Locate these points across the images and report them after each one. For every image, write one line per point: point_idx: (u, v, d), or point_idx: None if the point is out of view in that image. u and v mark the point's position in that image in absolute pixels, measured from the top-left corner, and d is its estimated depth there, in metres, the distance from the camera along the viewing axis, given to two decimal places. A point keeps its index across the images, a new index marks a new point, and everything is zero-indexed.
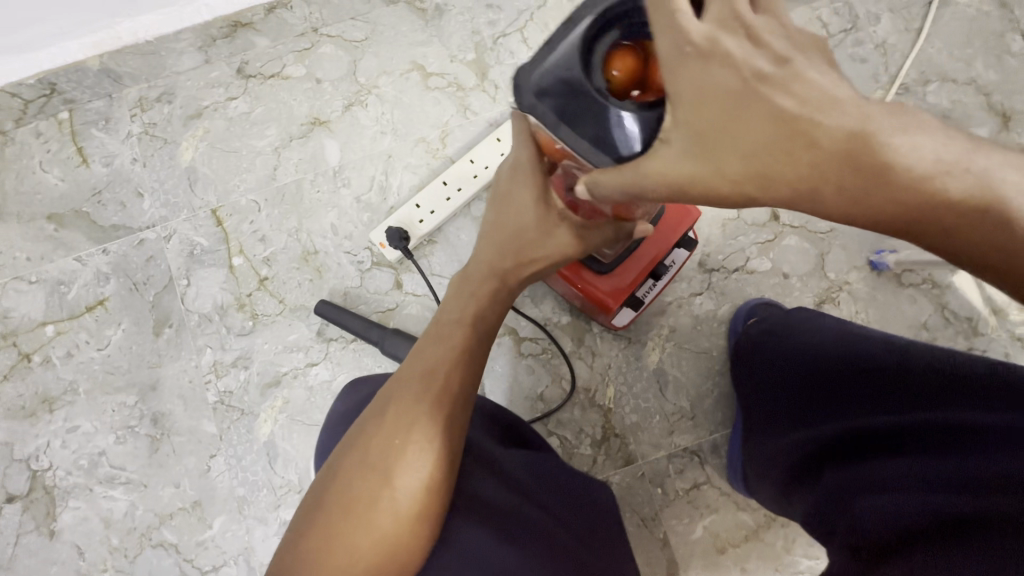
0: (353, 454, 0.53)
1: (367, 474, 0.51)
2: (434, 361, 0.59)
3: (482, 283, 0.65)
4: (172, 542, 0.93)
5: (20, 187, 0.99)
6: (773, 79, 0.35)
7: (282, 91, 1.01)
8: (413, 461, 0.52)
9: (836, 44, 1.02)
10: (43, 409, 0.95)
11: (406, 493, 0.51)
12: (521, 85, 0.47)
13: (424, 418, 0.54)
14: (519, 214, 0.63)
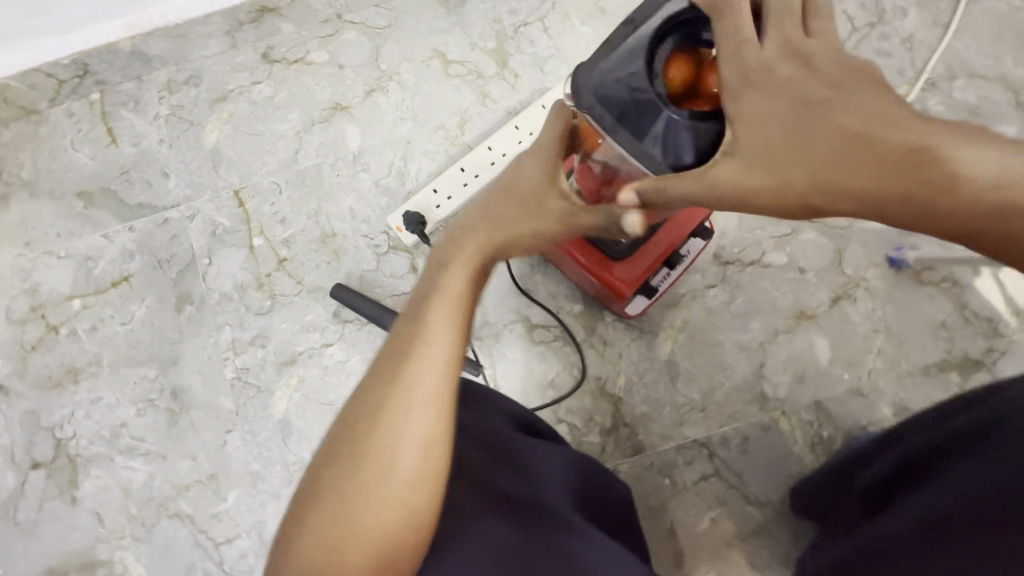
0: (327, 453, 0.42)
1: (351, 470, 0.41)
2: (411, 326, 0.45)
3: (468, 246, 0.51)
4: (187, 513, 0.95)
5: (52, 165, 1.03)
6: (829, 102, 0.38)
7: (306, 76, 1.03)
8: (400, 443, 0.41)
9: (861, 37, 1.01)
10: (69, 379, 0.99)
11: (400, 480, 0.41)
12: (580, 85, 0.49)
13: (409, 389, 0.42)
14: (524, 177, 0.53)
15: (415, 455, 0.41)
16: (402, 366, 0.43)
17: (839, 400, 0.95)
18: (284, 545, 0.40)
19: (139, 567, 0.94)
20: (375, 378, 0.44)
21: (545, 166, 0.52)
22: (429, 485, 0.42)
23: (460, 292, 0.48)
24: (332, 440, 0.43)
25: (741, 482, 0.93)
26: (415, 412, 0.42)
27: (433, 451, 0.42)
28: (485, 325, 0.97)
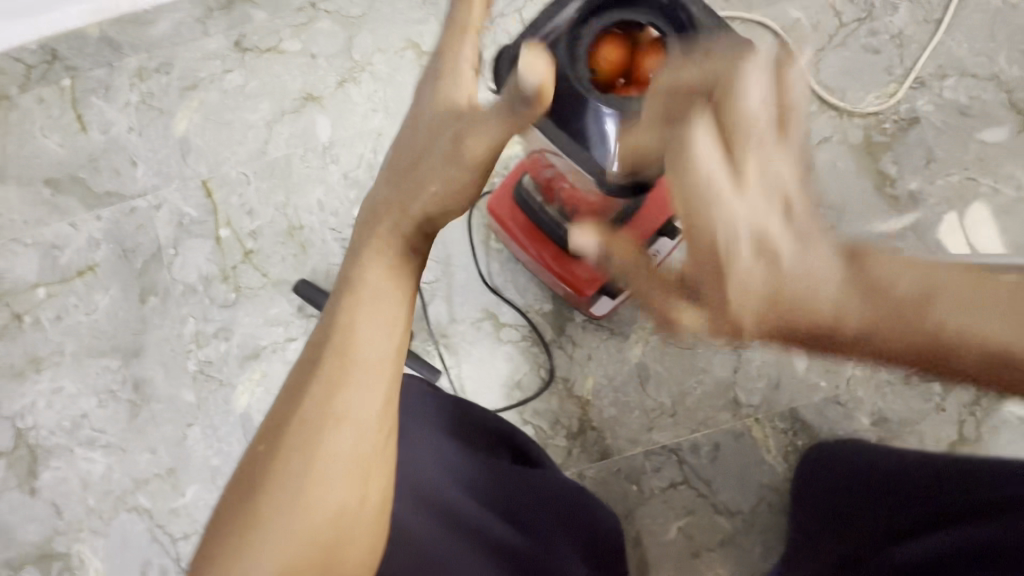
0: (251, 478, 0.42)
1: (278, 494, 0.41)
2: (337, 337, 0.45)
3: (387, 222, 0.50)
4: (145, 507, 0.94)
5: (22, 151, 1.01)
6: (794, 219, 0.32)
7: (277, 66, 1.01)
8: (333, 461, 0.42)
9: (849, 33, 0.97)
10: (31, 369, 0.97)
11: (331, 500, 0.41)
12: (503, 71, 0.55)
13: (339, 406, 0.43)
14: (429, 123, 0.51)
15: (349, 474, 0.42)
16: (333, 382, 0.43)
17: (815, 408, 0.92)
18: (202, 571, 0.41)
19: (96, 560, 0.93)
20: (299, 396, 0.44)
21: (449, 99, 0.50)
22: (363, 499, 0.42)
23: (382, 287, 0.48)
24: (253, 463, 0.42)
25: (711, 490, 0.90)
26: (348, 429, 0.42)
27: (364, 462, 0.43)
28: (451, 322, 0.94)
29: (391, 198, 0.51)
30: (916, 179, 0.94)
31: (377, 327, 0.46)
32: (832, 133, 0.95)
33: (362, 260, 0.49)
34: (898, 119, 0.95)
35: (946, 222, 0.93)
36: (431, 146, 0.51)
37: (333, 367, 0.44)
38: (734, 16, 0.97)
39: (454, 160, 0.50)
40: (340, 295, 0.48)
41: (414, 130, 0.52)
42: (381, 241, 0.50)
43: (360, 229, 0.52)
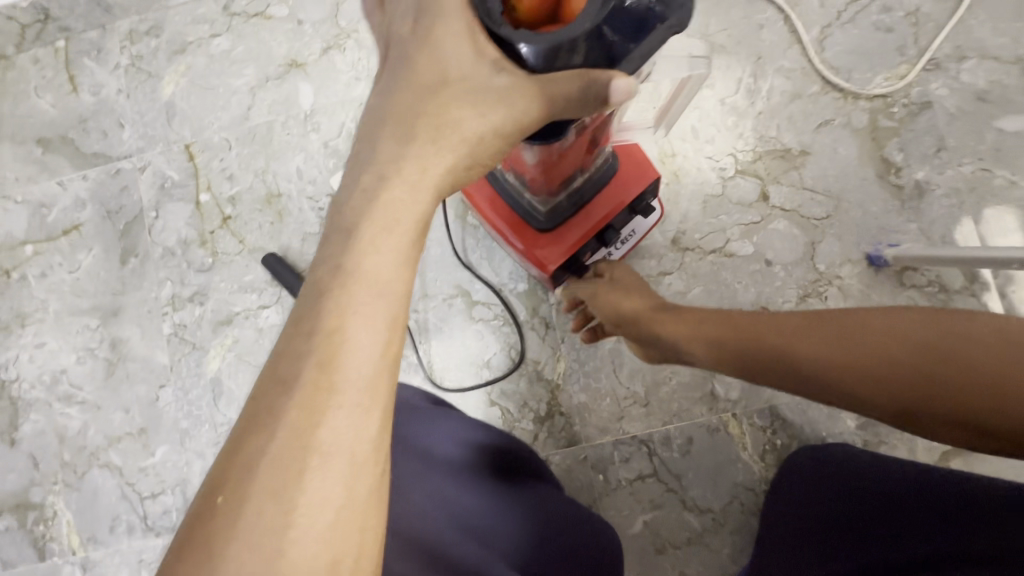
0: (199, 544, 0.31)
1: (243, 563, 0.30)
2: (319, 348, 0.34)
3: (412, 192, 0.39)
4: (117, 465, 0.95)
5: (16, 110, 1.03)
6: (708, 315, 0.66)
7: (264, 31, 1.00)
8: (316, 517, 0.31)
9: (860, 9, 0.90)
10: (16, 324, 1.00)
11: (315, 565, 0.31)
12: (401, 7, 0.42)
13: (325, 444, 0.32)
14: (440, 65, 0.40)
15: (339, 533, 0.32)
16: (310, 411, 0.33)
17: (797, 406, 0.87)
18: None
19: (67, 513, 0.95)
20: (266, 429, 0.32)
21: (461, 32, 0.39)
22: (358, 565, 0.32)
23: (396, 283, 0.37)
24: (204, 522, 0.31)
25: (681, 486, 0.86)
26: (332, 469, 0.32)
27: (357, 516, 0.33)
28: (423, 298, 0.93)
29: (408, 153, 0.39)
30: (924, 168, 0.87)
31: (373, 333, 0.35)
32: (834, 117, 0.89)
33: (358, 244, 0.37)
34: (907, 104, 0.88)
35: (955, 216, 0.86)
36: (456, 95, 0.40)
37: (312, 389, 0.33)
38: None
39: (499, 111, 0.39)
40: (324, 292, 0.36)
41: (416, 74, 0.41)
42: (388, 217, 0.38)
43: (354, 202, 0.38)
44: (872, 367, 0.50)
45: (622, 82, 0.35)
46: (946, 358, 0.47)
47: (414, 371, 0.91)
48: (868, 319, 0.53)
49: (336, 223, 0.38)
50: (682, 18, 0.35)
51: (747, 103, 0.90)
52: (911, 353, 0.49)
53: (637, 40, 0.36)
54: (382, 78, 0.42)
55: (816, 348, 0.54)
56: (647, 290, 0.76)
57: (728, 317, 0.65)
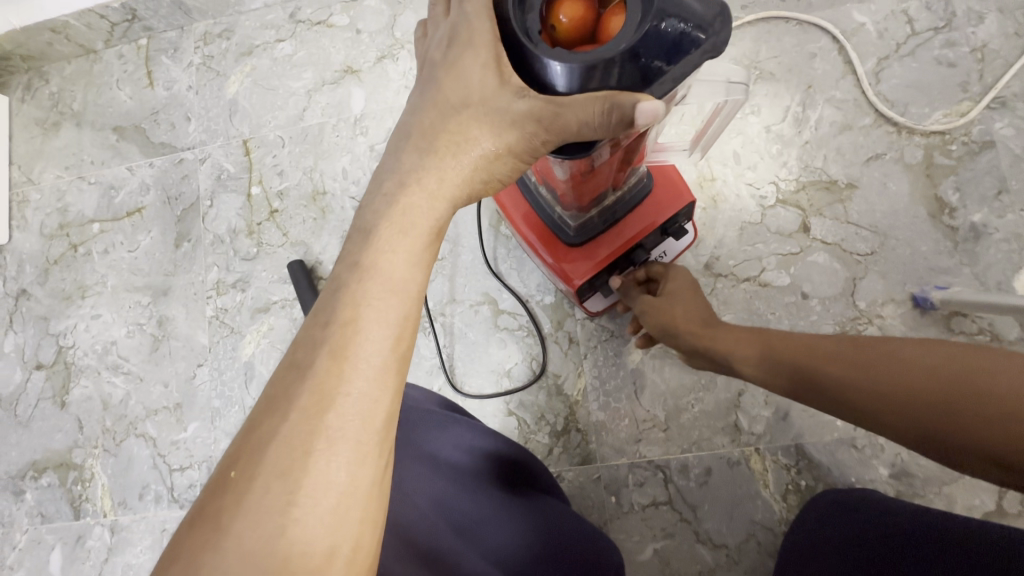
0: (210, 518, 0.33)
1: (245, 540, 0.32)
2: (334, 336, 0.36)
3: (429, 201, 0.41)
4: (152, 435, 1.01)
5: (98, 100, 1.13)
6: (752, 332, 0.66)
7: (325, 38, 1.06)
8: (318, 500, 0.33)
9: (922, 42, 0.88)
10: (77, 295, 1.08)
11: (315, 546, 0.32)
12: (436, 24, 0.44)
13: (331, 429, 0.34)
14: (464, 89, 0.41)
15: (341, 518, 0.33)
16: (322, 395, 0.34)
17: (825, 448, 0.83)
18: None
19: (103, 477, 1.01)
20: (280, 411, 0.34)
21: (487, 60, 0.40)
22: (355, 552, 0.33)
23: (412, 281, 0.39)
24: (216, 496, 0.33)
25: (695, 517, 0.84)
26: (337, 453, 0.34)
27: (357, 504, 0.34)
28: (450, 303, 0.94)
29: (429, 165, 0.42)
30: (982, 211, 0.83)
31: (386, 326, 0.37)
32: (886, 151, 0.86)
33: (377, 245, 0.39)
34: (967, 142, 0.85)
35: (1014, 262, 0.81)
36: (476, 117, 0.41)
37: (324, 376, 0.35)
38: (789, 17, 0.90)
39: (514, 135, 0.41)
40: (342, 286, 0.38)
41: (442, 93, 0.42)
42: (406, 221, 0.40)
43: (374, 206, 0.41)
44: (898, 392, 0.49)
45: (650, 103, 0.35)
46: (975, 392, 0.44)
47: (435, 374, 0.93)
48: (899, 348, 0.51)
49: (358, 222, 0.41)
50: (717, 44, 0.36)
51: (794, 131, 0.88)
52: (937, 386, 0.46)
53: (670, 63, 0.37)
54: (416, 91, 0.44)
55: (844, 375, 0.53)
56: (698, 297, 0.75)
57: (771, 337, 0.63)
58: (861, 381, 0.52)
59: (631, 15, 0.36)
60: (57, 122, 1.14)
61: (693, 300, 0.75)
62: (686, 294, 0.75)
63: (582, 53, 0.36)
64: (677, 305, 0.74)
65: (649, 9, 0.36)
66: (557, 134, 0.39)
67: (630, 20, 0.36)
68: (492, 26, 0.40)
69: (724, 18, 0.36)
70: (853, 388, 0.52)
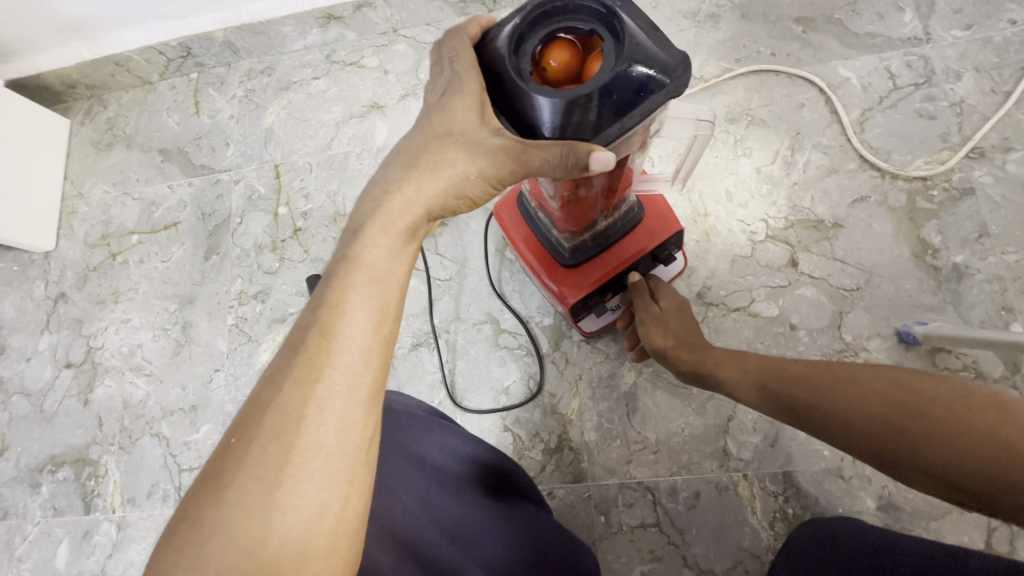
0: (213, 477, 0.38)
1: (244, 494, 0.37)
2: (323, 318, 0.42)
3: (407, 205, 0.49)
4: (165, 436, 1.06)
5: (149, 125, 1.25)
6: (742, 354, 0.71)
7: (355, 77, 1.17)
8: (311, 458, 0.38)
9: (902, 96, 0.94)
10: (111, 300, 1.16)
11: (308, 500, 0.37)
12: (438, 66, 0.52)
13: (321, 397, 0.40)
14: (449, 122, 0.49)
15: (328, 477, 0.38)
16: (312, 367, 0.40)
17: (813, 476, 0.85)
18: (159, 552, 0.36)
19: (115, 473, 1.06)
20: (276, 383, 0.40)
21: (472, 103, 0.48)
22: (343, 510, 0.38)
23: (394, 271, 0.46)
24: (219, 459, 0.38)
25: (683, 541, 0.85)
26: (327, 417, 0.39)
27: (345, 463, 0.39)
28: (455, 321, 1.00)
29: (409, 178, 0.49)
30: (964, 252, 0.87)
31: (369, 310, 0.43)
32: (870, 193, 0.92)
33: (362, 239, 0.46)
34: (948, 188, 0.90)
35: (995, 302, 0.85)
36: (455, 144, 0.49)
37: (314, 351, 0.41)
38: (779, 70, 0.98)
39: (486, 161, 0.48)
40: (332, 277, 0.45)
41: (431, 123, 0.50)
42: (387, 222, 0.48)
43: (365, 209, 0.49)
44: (869, 411, 0.52)
45: (601, 154, 0.42)
46: (928, 414, 0.49)
47: (436, 388, 0.97)
48: (864, 372, 0.56)
49: (353, 222, 0.48)
50: (678, 86, 0.43)
51: (783, 173, 0.94)
52: (894, 408, 0.51)
53: (639, 100, 0.43)
54: (414, 122, 0.52)
55: (815, 395, 0.58)
56: (691, 321, 0.80)
57: (753, 361, 0.68)
58: (827, 402, 0.56)
59: (607, 62, 0.43)
60: (110, 143, 1.26)
61: (685, 324, 0.80)
62: (679, 315, 0.80)
63: (566, 91, 0.43)
64: (671, 326, 0.79)
65: (622, 56, 0.43)
66: (525, 169, 0.47)
67: (606, 66, 0.43)
68: (477, 77, 0.48)
69: (685, 65, 0.43)
70: (828, 406, 0.56)
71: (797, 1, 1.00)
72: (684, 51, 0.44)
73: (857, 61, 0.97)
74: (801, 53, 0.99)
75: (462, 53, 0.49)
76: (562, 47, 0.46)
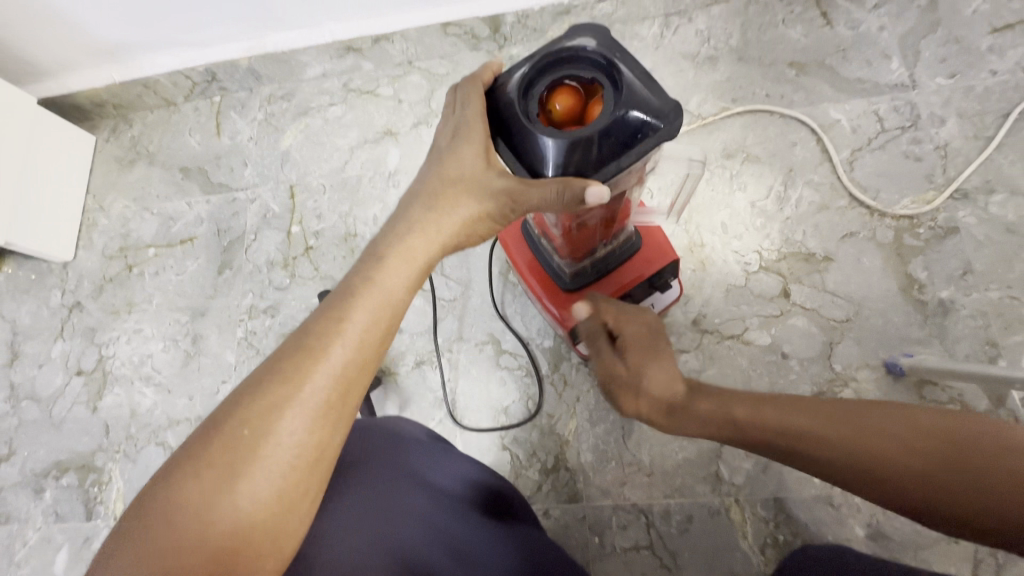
0: (199, 450, 0.46)
1: (219, 470, 0.45)
2: (318, 333, 0.51)
3: (425, 241, 0.57)
4: (170, 445, 1.08)
5: (171, 144, 1.30)
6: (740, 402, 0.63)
7: (371, 105, 1.23)
8: (281, 452, 0.47)
9: (890, 138, 0.99)
10: (125, 309, 1.20)
11: (270, 485, 0.46)
12: (456, 105, 0.56)
13: (299, 402, 0.48)
14: (461, 167, 0.56)
15: (290, 470, 0.47)
16: (299, 375, 0.49)
17: (804, 504, 0.86)
18: (145, 502, 0.45)
19: (119, 481, 1.08)
20: (266, 382, 0.49)
21: (479, 151, 0.54)
22: (295, 499, 0.47)
23: (398, 291, 0.55)
24: (207, 435, 0.47)
25: (675, 564, 0.86)
26: (297, 418, 0.48)
27: (306, 461, 0.48)
28: (457, 340, 1.03)
29: (427, 215, 0.57)
30: (949, 288, 0.91)
31: (354, 332, 0.51)
32: (859, 229, 0.96)
33: (383, 266, 0.55)
34: (934, 227, 0.94)
35: (979, 337, 0.88)
36: (467, 187, 0.56)
37: (304, 362, 0.49)
38: (773, 110, 1.03)
39: (493, 204, 0.56)
40: (337, 295, 0.54)
41: (444, 167, 0.57)
42: (409, 253, 0.56)
43: (386, 239, 0.57)
44: (918, 475, 0.50)
45: (596, 187, 0.46)
46: (960, 462, 0.48)
47: (437, 406, 1.00)
48: (857, 412, 0.55)
49: (376, 247, 0.57)
50: (671, 131, 0.47)
51: (776, 208, 0.99)
52: (925, 458, 0.50)
53: (635, 142, 0.47)
54: (427, 161, 0.59)
55: (835, 453, 0.54)
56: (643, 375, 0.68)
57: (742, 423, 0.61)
58: (859, 458, 0.53)
59: (606, 107, 0.48)
60: (133, 160, 1.31)
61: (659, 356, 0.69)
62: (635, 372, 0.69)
63: (569, 132, 0.47)
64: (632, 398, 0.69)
65: (620, 102, 0.47)
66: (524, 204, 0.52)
67: (605, 110, 0.48)
68: (483, 123, 0.54)
69: (677, 112, 0.47)
70: (870, 471, 0.52)
71: (790, 47, 1.07)
72: (676, 99, 0.48)
73: (846, 104, 1.02)
74: (794, 95, 1.04)
75: (471, 100, 0.55)
76: (566, 92, 0.50)
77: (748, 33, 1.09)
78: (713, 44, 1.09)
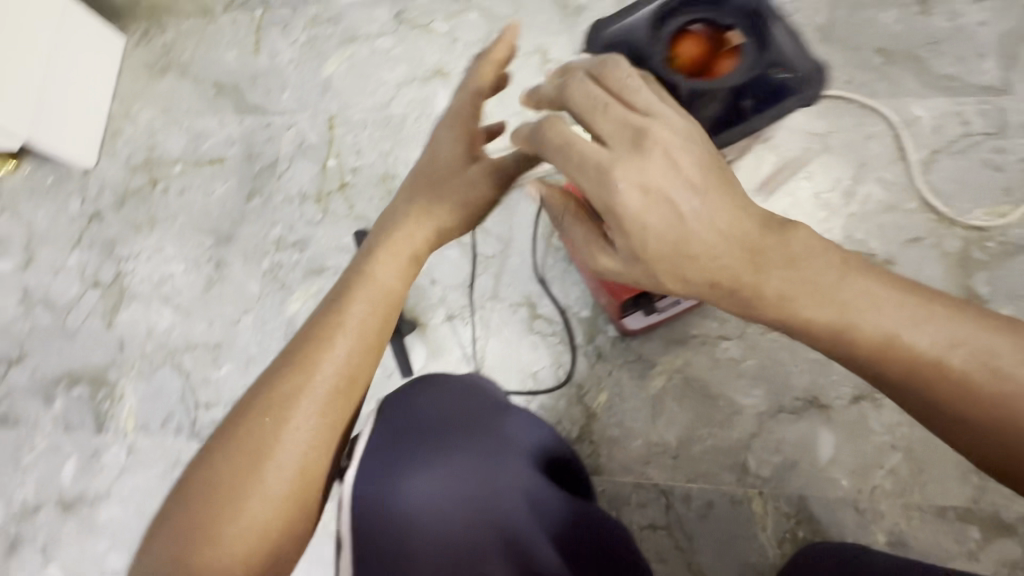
0: (224, 444, 0.50)
1: (240, 462, 0.48)
2: (325, 324, 0.55)
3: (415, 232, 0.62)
4: (186, 369, 1.06)
5: (205, 56, 1.23)
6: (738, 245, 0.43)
7: (422, 40, 1.16)
8: (296, 439, 0.50)
9: (973, 143, 0.94)
10: (147, 225, 1.15)
11: (287, 471, 0.49)
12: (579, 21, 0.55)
13: (310, 391, 0.51)
14: (444, 160, 0.63)
15: (306, 456, 0.50)
16: (310, 365, 0.52)
17: (828, 504, 0.85)
18: (180, 494, 0.49)
19: (132, 399, 1.06)
20: (281, 375, 0.52)
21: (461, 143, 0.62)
22: (310, 481, 0.50)
23: (391, 286, 0.58)
24: (229, 429, 0.51)
25: (690, 546, 0.86)
26: (312, 408, 0.51)
27: (320, 447, 0.50)
28: (492, 298, 0.99)
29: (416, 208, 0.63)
30: (1011, 308, 0.87)
31: (361, 324, 0.55)
32: (925, 236, 0.92)
33: (374, 260, 0.60)
34: (1004, 242, 0.90)
35: None
36: (455, 178, 0.63)
37: (314, 351, 0.53)
38: (854, 98, 0.97)
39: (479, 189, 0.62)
40: (339, 290, 0.58)
41: (432, 164, 0.64)
42: (400, 247, 0.61)
43: (377, 238, 0.62)
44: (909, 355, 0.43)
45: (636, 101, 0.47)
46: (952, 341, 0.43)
47: (465, 363, 0.98)
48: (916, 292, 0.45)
49: (369, 247, 0.62)
50: (809, 96, 0.48)
51: (841, 202, 0.94)
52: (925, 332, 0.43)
53: (770, 102, 0.48)
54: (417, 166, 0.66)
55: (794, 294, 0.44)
56: (667, 193, 0.43)
57: (841, 327, 0.44)
58: (948, 396, 0.42)
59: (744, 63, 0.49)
60: (165, 68, 1.24)
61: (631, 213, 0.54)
62: (641, 189, 0.43)
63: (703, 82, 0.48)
64: (648, 221, 0.44)
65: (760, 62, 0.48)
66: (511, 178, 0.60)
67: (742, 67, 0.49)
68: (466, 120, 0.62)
69: (819, 78, 0.48)
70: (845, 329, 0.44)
71: (883, 33, 0.99)
72: (819, 66, 0.48)
73: (932, 101, 0.96)
74: (878, 86, 0.98)
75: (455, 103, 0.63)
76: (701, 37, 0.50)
77: (838, 12, 1.01)
78: (799, 19, 1.02)
